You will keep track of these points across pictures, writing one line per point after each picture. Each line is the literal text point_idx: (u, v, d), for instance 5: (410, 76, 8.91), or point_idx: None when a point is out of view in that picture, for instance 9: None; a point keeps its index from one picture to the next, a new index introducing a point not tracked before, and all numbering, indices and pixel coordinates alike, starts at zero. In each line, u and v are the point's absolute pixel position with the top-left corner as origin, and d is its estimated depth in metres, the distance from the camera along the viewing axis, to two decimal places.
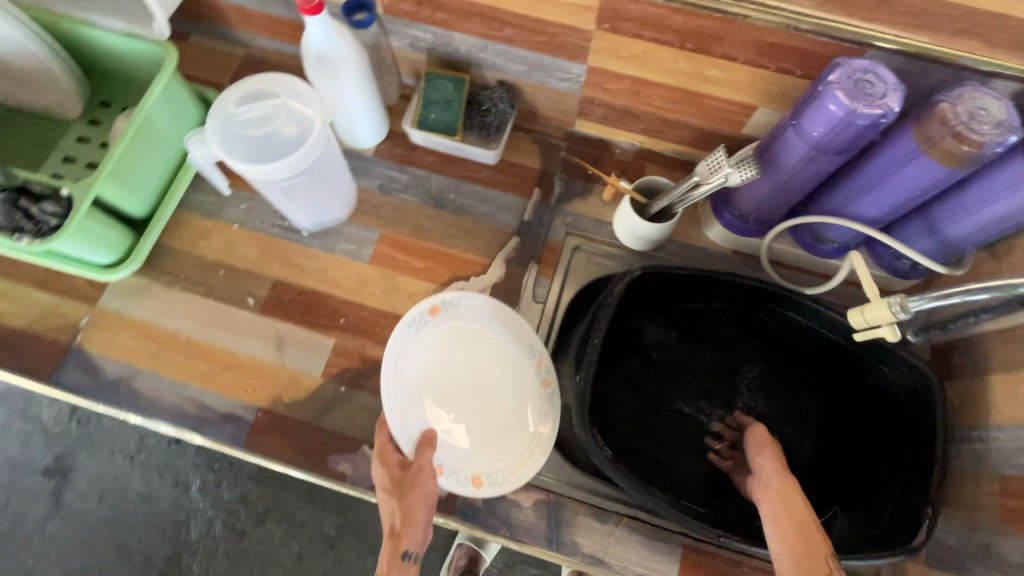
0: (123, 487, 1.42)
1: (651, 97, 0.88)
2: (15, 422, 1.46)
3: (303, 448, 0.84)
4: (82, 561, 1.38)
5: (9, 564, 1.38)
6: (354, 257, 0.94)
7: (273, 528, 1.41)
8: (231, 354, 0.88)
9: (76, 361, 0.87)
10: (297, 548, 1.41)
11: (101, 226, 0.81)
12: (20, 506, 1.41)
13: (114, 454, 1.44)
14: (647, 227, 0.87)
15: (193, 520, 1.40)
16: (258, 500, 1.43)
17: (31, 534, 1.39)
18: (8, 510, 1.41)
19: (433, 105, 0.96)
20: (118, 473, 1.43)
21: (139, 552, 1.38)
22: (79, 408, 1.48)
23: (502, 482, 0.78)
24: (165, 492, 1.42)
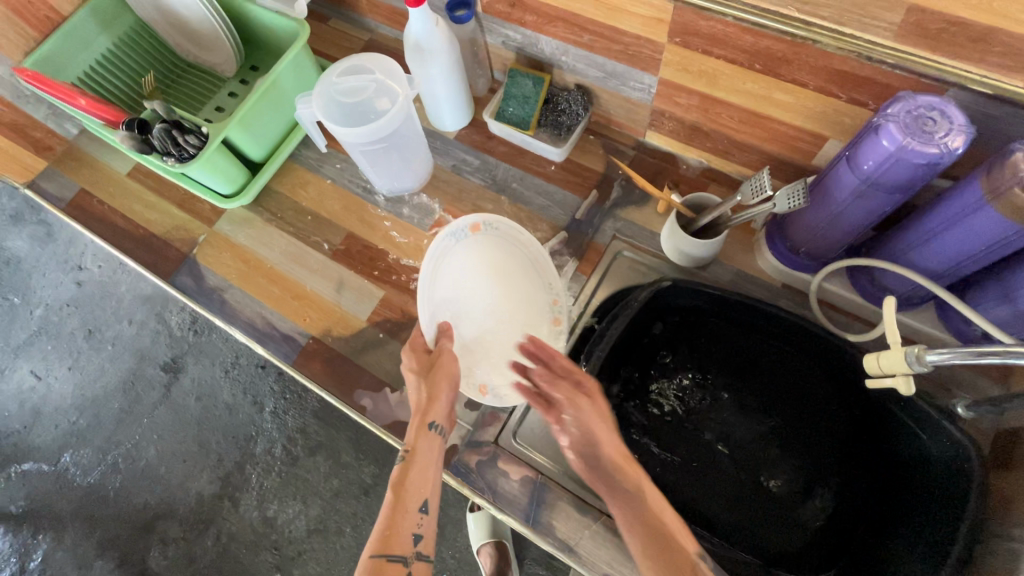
0: (213, 393, 1.67)
1: (719, 115, 0.89)
2: (150, 321, 1.77)
3: (338, 379, 0.96)
4: (173, 447, 1.64)
5: (121, 435, 1.67)
6: (417, 224, 1.05)
7: (321, 462, 1.59)
8: (301, 287, 1.03)
9: (190, 268, 1.08)
10: (336, 485, 1.57)
11: (225, 161, 1.01)
12: (141, 392, 1.70)
13: (214, 365, 1.70)
14: (688, 241, 0.87)
15: (259, 435, 1.62)
16: (314, 434, 1.61)
17: (143, 416, 1.68)
18: (132, 392, 1.70)
19: (513, 100, 1.04)
20: (213, 381, 1.68)
21: (215, 451, 1.63)
22: (197, 321, 1.77)
23: (502, 396, 0.86)
24: (245, 408, 1.65)
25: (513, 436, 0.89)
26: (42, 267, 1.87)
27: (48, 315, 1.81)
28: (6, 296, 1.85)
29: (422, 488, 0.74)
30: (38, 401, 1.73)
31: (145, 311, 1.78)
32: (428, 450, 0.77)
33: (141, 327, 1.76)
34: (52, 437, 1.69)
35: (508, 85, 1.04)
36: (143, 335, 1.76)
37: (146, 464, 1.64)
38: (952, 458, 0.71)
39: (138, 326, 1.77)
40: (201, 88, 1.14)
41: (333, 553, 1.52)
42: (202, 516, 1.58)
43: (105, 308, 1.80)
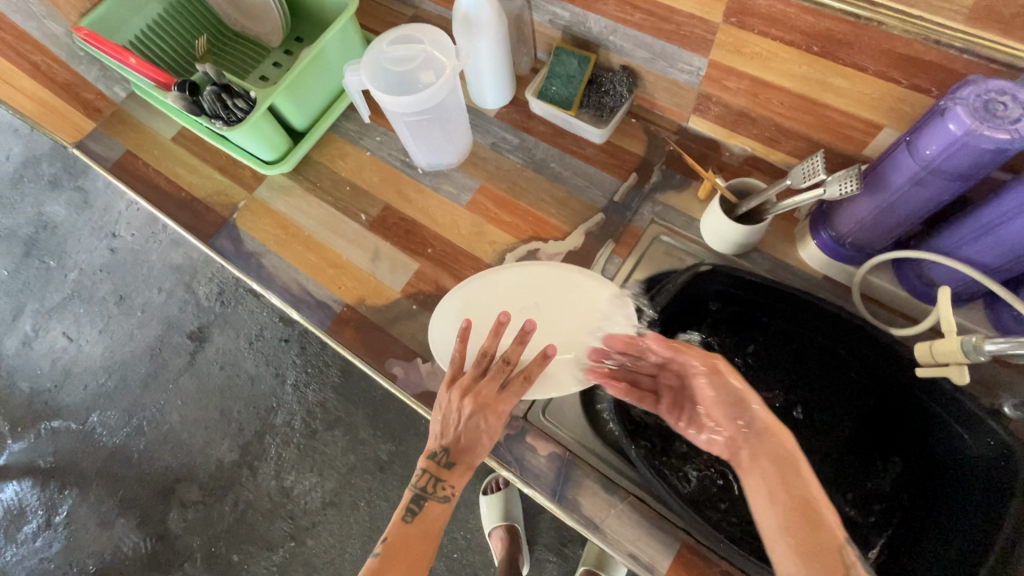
0: (238, 362, 1.71)
1: (769, 100, 0.87)
2: (179, 290, 1.81)
3: (369, 347, 0.97)
4: (195, 413, 1.68)
5: (147, 398, 1.72)
6: (454, 199, 1.06)
7: (338, 436, 1.61)
8: (337, 255, 1.04)
9: (229, 232, 1.10)
10: (352, 460, 1.59)
11: (270, 128, 1.02)
12: (166, 356, 1.74)
13: (239, 336, 1.73)
14: (729, 226, 0.86)
15: (280, 406, 1.65)
16: (333, 409, 1.64)
17: (168, 380, 1.72)
18: (158, 357, 1.74)
19: (556, 79, 1.04)
20: (238, 352, 1.72)
21: (236, 420, 1.66)
22: (225, 291, 1.80)
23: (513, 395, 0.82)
24: (267, 379, 1.68)
25: (541, 414, 0.90)
26: (77, 232, 1.92)
27: (82, 278, 1.86)
28: (42, 258, 1.90)
29: (440, 518, 0.74)
30: (69, 361, 1.77)
31: (175, 279, 1.82)
32: (458, 480, 0.76)
33: (170, 295, 1.80)
34: (82, 396, 1.74)
35: (552, 64, 1.04)
36: (172, 303, 1.79)
37: (171, 428, 1.68)
38: (992, 453, 0.70)
39: (167, 294, 1.81)
40: (246, 56, 1.15)
41: (346, 526, 1.54)
42: (222, 482, 1.61)
43: (137, 274, 1.84)
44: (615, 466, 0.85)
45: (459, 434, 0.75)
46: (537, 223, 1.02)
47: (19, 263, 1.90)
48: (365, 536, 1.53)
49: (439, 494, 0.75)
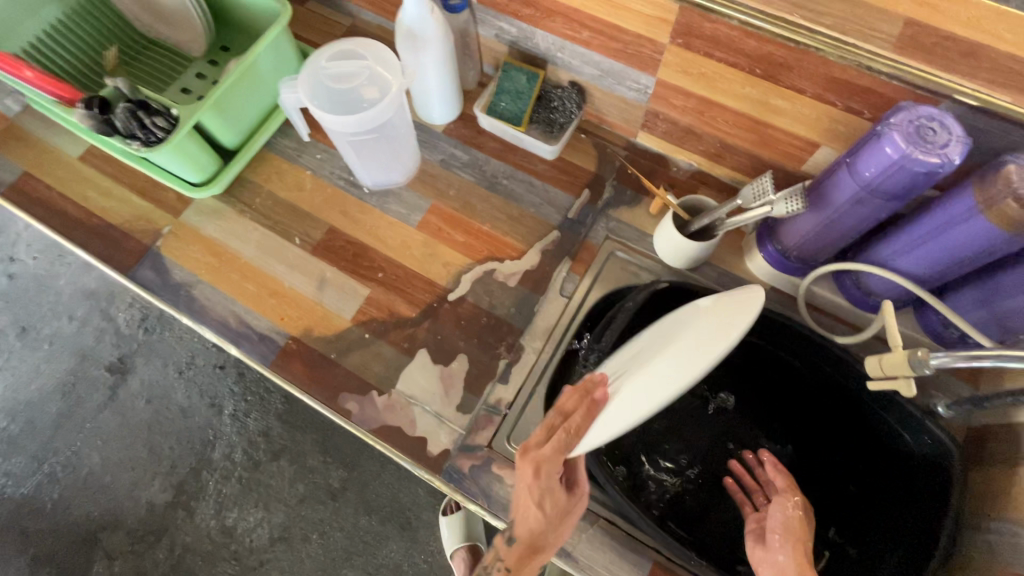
0: (167, 396, 1.56)
1: (715, 118, 0.89)
2: (95, 318, 1.63)
3: (319, 380, 0.91)
4: (119, 454, 1.52)
5: (62, 441, 1.53)
6: (403, 219, 1.01)
7: (285, 466, 1.51)
8: (278, 283, 0.97)
9: (152, 261, 0.99)
10: (301, 490, 1.49)
11: (196, 147, 0.93)
12: (82, 393, 1.56)
13: (167, 365, 1.58)
14: (683, 243, 0.88)
15: (217, 441, 1.52)
16: (278, 438, 1.53)
17: (85, 420, 1.54)
18: (72, 394, 1.56)
19: (505, 95, 1.02)
20: (166, 383, 1.57)
21: (168, 458, 1.51)
22: (150, 317, 1.64)
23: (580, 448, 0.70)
24: (201, 411, 1.55)
25: (506, 440, 0.86)
26: None
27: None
28: None
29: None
30: None
31: (88, 308, 1.64)
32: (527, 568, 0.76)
33: (82, 325, 1.62)
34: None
35: (500, 79, 1.02)
36: (84, 335, 1.61)
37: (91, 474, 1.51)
38: (930, 451, 0.76)
39: (81, 323, 1.62)
40: (163, 67, 1.05)
41: (297, 561, 1.44)
42: (154, 528, 1.47)
43: (41, 304, 1.64)
44: None
45: (536, 529, 0.73)
46: (492, 242, 0.99)
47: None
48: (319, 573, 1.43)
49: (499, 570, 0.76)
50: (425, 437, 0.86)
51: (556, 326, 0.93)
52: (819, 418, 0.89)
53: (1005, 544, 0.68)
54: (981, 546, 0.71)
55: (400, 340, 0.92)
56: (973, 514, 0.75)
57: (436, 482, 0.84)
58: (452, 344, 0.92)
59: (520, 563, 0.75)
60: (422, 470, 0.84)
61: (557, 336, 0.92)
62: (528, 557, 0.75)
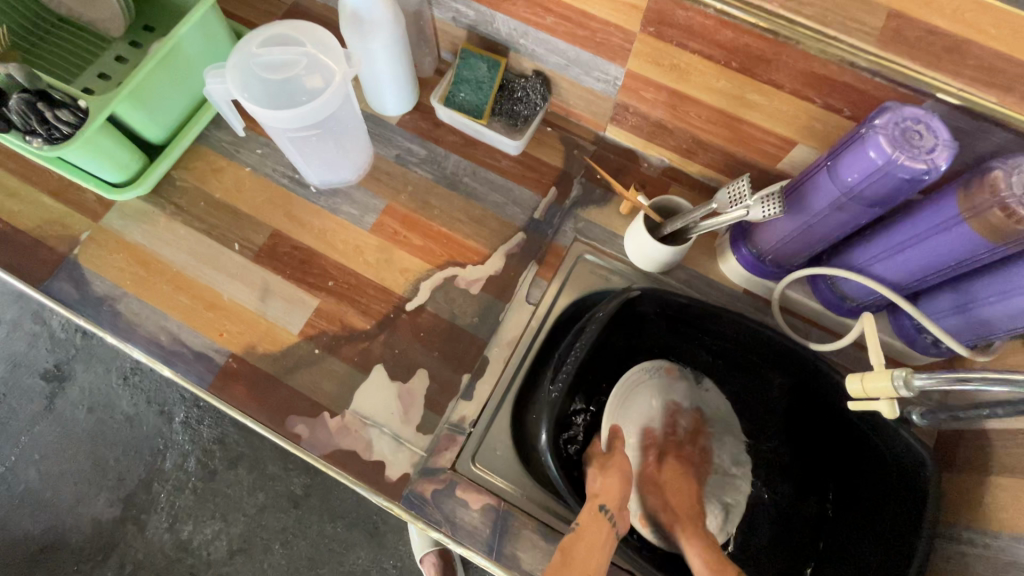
0: (111, 405, 1.32)
1: (688, 113, 0.84)
2: (24, 319, 1.36)
3: (264, 402, 0.83)
4: (61, 467, 1.29)
5: None
6: (355, 222, 0.93)
7: (243, 475, 1.29)
8: (216, 295, 0.88)
9: (69, 272, 0.88)
10: (263, 499, 1.28)
11: (112, 143, 0.82)
12: (14, 403, 1.31)
13: (110, 370, 1.33)
14: (655, 247, 0.83)
15: (168, 449, 1.29)
16: (235, 445, 1.31)
17: (19, 434, 1.30)
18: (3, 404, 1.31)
19: (464, 85, 0.94)
20: (110, 390, 1.32)
21: (114, 471, 1.28)
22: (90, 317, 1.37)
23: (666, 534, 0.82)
24: (150, 419, 1.31)
25: (471, 461, 0.81)
26: None
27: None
28: None
29: (588, 563, 0.64)
30: None
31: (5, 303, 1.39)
32: (599, 533, 0.67)
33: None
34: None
35: (459, 67, 0.94)
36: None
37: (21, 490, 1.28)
38: (903, 460, 0.73)
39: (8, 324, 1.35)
40: (73, 47, 0.92)
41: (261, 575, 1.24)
42: (100, 546, 1.25)
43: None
44: (553, 510, 0.79)
45: (607, 494, 0.71)
46: (452, 246, 0.92)
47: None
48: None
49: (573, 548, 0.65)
50: (382, 462, 0.80)
51: (522, 336, 0.87)
52: (798, 420, 0.87)
53: (980, 556, 0.67)
54: (954, 557, 0.70)
55: (354, 356, 0.85)
56: (948, 523, 0.73)
57: (395, 510, 0.79)
58: (411, 359, 0.85)
59: (591, 519, 0.68)
60: (380, 497, 0.78)
61: (523, 347, 0.86)
62: (601, 513, 0.69)
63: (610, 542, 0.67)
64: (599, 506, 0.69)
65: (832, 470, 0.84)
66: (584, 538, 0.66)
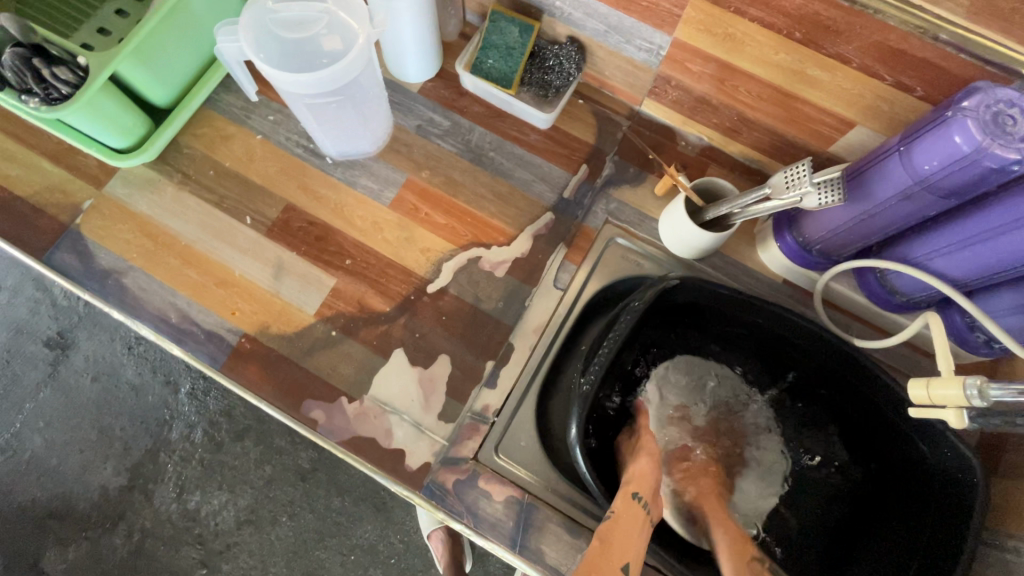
0: (116, 373, 1.20)
1: (737, 88, 0.77)
2: (27, 285, 1.23)
3: (278, 384, 0.79)
4: (65, 437, 1.17)
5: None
6: (374, 196, 0.87)
7: (250, 447, 1.17)
8: (227, 271, 0.83)
9: (71, 243, 0.84)
10: (269, 472, 1.16)
11: (115, 105, 0.76)
12: (18, 370, 1.19)
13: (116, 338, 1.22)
14: (696, 233, 0.78)
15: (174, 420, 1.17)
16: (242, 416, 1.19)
17: (23, 401, 1.18)
18: (5, 370, 1.19)
19: (493, 50, 0.87)
20: (114, 358, 1.20)
21: (120, 440, 1.17)
22: None
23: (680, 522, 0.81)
24: (155, 388, 1.19)
25: (494, 452, 0.77)
26: None
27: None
28: None
29: (628, 550, 0.62)
30: None
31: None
32: (635, 519, 0.65)
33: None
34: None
35: (487, 31, 0.86)
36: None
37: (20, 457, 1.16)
38: (951, 468, 0.69)
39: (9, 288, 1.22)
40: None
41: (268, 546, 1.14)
42: (109, 515, 1.15)
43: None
44: (578, 504, 0.76)
45: (638, 481, 0.69)
46: (476, 225, 0.87)
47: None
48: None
49: (612, 538, 0.62)
50: (402, 450, 0.77)
51: (549, 323, 0.83)
52: (836, 416, 0.84)
53: None
54: (997, 565, 0.68)
55: (373, 339, 0.80)
56: (992, 530, 0.70)
57: (415, 500, 0.76)
58: (432, 343, 0.81)
59: (625, 505, 0.65)
60: (400, 486, 0.75)
61: (550, 335, 0.82)
62: (634, 499, 0.67)
63: (645, 528, 0.65)
64: (634, 492, 0.67)
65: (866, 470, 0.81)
66: (620, 527, 0.63)
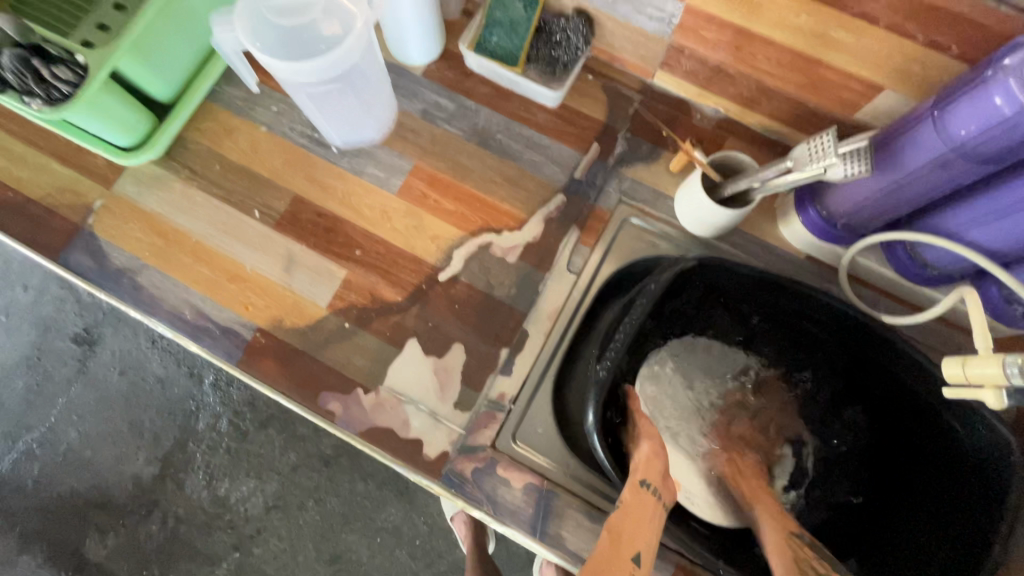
0: (144, 366, 1.22)
1: (755, 55, 0.73)
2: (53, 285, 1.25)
3: (294, 377, 0.79)
4: (98, 429, 1.19)
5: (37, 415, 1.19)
6: (381, 185, 0.86)
7: (274, 435, 1.20)
8: (239, 266, 0.83)
9: (85, 243, 0.84)
10: (294, 459, 1.18)
11: (118, 103, 0.76)
12: (49, 367, 1.20)
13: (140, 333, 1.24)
14: (713, 211, 0.75)
15: (199, 411, 1.19)
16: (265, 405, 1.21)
17: (57, 395, 1.20)
18: (38, 367, 1.20)
19: (497, 27, 0.83)
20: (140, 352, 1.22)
21: (151, 431, 1.19)
22: None
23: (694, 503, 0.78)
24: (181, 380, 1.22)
25: (512, 439, 0.77)
26: None
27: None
28: None
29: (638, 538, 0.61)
30: None
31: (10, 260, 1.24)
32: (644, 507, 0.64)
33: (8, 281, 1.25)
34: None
35: (491, 7, 0.83)
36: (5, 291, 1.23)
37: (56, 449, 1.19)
38: (986, 451, 0.67)
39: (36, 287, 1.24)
40: None
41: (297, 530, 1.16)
42: (143, 503, 1.17)
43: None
44: (598, 490, 0.76)
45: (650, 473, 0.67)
46: (486, 210, 0.85)
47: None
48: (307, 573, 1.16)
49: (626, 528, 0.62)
50: (419, 440, 0.77)
51: (564, 308, 0.81)
52: (864, 393, 0.81)
53: None
54: None
55: (386, 330, 0.80)
56: None
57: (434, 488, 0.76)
58: (446, 332, 0.80)
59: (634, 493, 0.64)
60: (419, 476, 0.76)
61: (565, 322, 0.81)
62: (644, 486, 0.65)
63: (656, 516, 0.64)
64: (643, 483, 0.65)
65: (894, 449, 0.79)
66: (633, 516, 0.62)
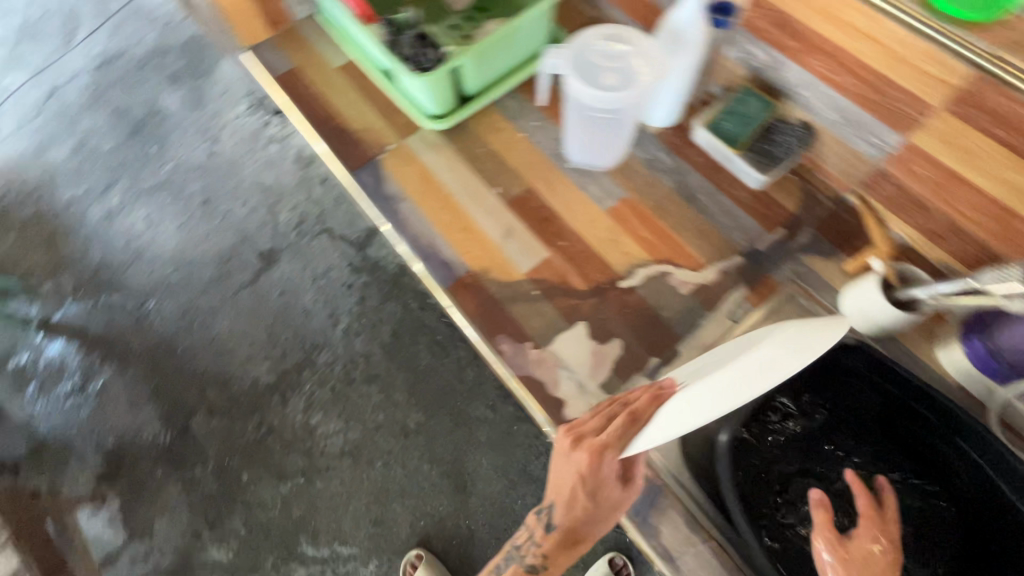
0: (297, 293, 1.41)
1: (956, 197, 0.80)
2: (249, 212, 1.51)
3: (485, 316, 0.99)
4: (239, 330, 1.39)
5: (200, 300, 1.42)
6: (597, 201, 1.07)
7: (372, 389, 1.33)
8: (473, 222, 1.06)
9: (373, 170, 1.13)
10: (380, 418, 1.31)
11: (445, 85, 1.05)
12: (230, 267, 1.45)
13: (304, 269, 1.43)
14: (888, 311, 0.85)
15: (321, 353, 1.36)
16: (376, 363, 1.35)
17: (226, 293, 1.43)
18: (225, 267, 1.45)
19: (731, 116, 1.02)
20: (298, 283, 1.42)
21: (281, 346, 1.37)
22: (305, 223, 1.48)
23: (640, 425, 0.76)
24: (320, 316, 1.39)
25: None
26: None
27: (154, 148, 1.61)
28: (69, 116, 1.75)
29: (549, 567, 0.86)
30: None
31: (297, 182, 1.53)
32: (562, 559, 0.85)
33: (310, 194, 1.51)
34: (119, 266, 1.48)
35: (732, 100, 1.03)
36: (308, 204, 1.50)
37: (303, 347, 1.37)
38: None
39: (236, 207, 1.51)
40: None
41: (357, 480, 1.27)
42: (250, 406, 1.33)
43: (251, 156, 1.56)
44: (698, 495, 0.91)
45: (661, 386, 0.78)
46: (675, 249, 1.02)
47: (94, 101, 1.66)
48: (411, 540, 1.23)
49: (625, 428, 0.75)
50: (563, 398, 0.94)
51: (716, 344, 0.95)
52: (965, 520, 0.90)
53: None
54: None
55: (564, 307, 0.99)
56: None
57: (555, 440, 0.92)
58: (610, 325, 0.97)
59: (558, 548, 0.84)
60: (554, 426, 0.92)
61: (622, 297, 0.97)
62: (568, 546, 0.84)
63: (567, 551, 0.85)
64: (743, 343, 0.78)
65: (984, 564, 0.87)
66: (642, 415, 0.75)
